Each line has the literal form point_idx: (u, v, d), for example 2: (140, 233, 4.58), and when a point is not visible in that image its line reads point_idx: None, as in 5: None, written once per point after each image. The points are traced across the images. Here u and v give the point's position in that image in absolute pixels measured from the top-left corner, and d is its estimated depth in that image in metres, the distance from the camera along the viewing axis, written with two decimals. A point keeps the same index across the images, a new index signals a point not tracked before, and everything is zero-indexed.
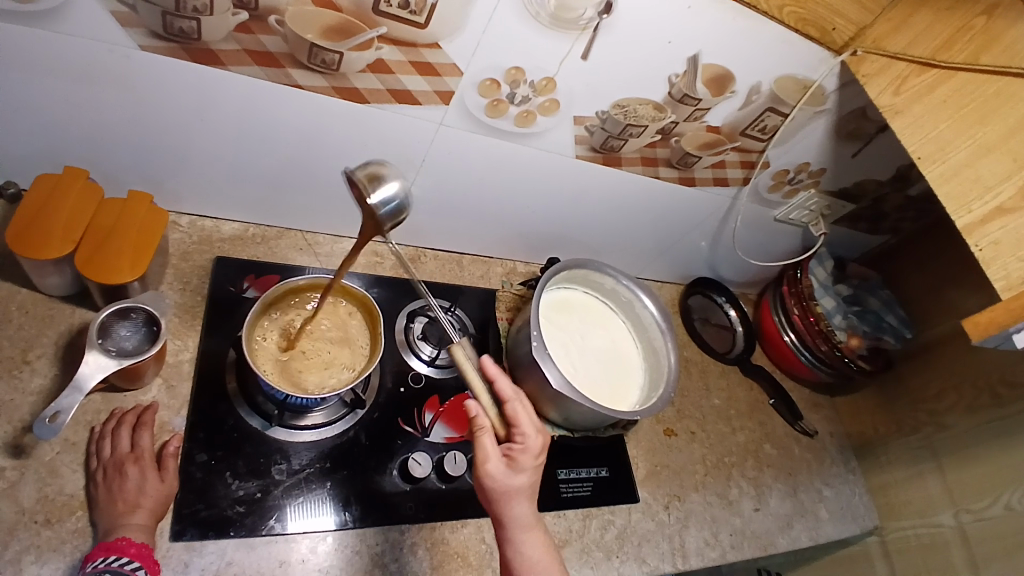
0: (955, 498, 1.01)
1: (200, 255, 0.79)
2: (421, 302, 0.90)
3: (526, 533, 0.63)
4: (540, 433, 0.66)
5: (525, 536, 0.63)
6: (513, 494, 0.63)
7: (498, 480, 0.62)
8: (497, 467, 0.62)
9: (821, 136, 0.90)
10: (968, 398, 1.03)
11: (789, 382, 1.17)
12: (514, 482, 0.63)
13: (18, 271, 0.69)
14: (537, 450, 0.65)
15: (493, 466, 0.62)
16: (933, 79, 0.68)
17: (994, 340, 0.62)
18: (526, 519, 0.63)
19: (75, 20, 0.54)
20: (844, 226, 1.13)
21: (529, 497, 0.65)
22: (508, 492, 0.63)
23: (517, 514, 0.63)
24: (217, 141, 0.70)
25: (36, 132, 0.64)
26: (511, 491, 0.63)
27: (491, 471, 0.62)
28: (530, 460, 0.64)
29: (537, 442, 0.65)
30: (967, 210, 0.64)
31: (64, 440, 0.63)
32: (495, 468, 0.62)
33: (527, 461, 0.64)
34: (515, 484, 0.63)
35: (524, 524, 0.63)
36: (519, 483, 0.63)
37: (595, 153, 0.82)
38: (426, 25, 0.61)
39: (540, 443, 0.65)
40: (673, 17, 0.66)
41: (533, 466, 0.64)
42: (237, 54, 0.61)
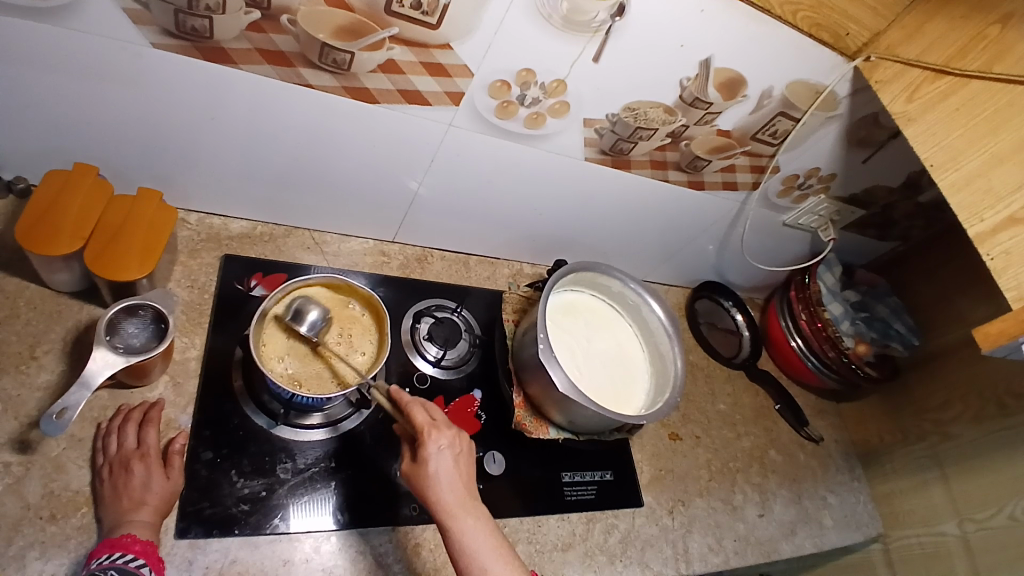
0: (960, 507, 1.01)
1: (207, 253, 0.79)
2: (427, 303, 0.90)
3: (455, 520, 0.61)
4: (444, 422, 0.66)
5: (453, 524, 0.61)
6: (430, 484, 0.62)
7: (411, 477, 0.63)
8: (406, 467, 0.64)
9: (832, 141, 0.89)
10: (975, 407, 1.02)
11: (795, 388, 1.16)
12: (425, 473, 0.63)
13: (26, 266, 0.69)
14: (442, 438, 0.65)
15: (407, 469, 0.64)
16: (947, 87, 0.67)
17: (1004, 351, 0.61)
18: (455, 506, 0.62)
19: (88, 17, 0.54)
20: (853, 232, 1.12)
21: (457, 485, 0.63)
22: (425, 485, 0.62)
23: (440, 503, 0.61)
24: (226, 139, 0.69)
25: (46, 128, 0.64)
26: (425, 482, 0.62)
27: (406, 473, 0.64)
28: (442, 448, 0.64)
29: (441, 431, 0.65)
30: (978, 219, 0.64)
31: (70, 436, 0.63)
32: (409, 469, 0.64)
33: (433, 449, 0.63)
34: (428, 474, 0.63)
35: (452, 507, 0.61)
36: (433, 472, 0.63)
37: (604, 156, 0.82)
38: (438, 26, 0.61)
39: (445, 431, 0.65)
40: (686, 21, 0.66)
41: (451, 452, 0.64)
42: (248, 52, 0.61)
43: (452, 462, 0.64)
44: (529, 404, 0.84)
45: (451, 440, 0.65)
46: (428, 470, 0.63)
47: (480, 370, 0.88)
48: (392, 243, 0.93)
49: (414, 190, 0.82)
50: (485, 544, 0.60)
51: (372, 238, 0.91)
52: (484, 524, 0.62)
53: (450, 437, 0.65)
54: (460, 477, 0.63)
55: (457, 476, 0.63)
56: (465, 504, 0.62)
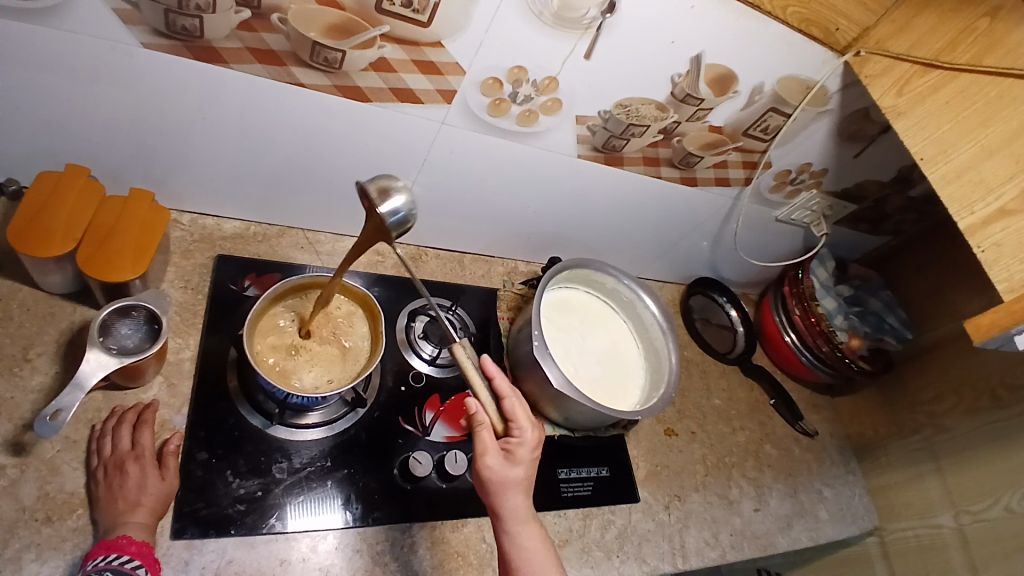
0: (955, 499, 1.01)
1: (201, 254, 0.79)
2: (421, 302, 0.89)
3: (523, 523, 0.63)
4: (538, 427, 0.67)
5: (520, 532, 0.63)
6: (503, 485, 0.63)
7: (496, 471, 0.63)
8: (494, 459, 0.63)
9: (824, 136, 0.90)
10: (969, 399, 1.03)
11: (790, 382, 1.17)
12: (511, 474, 0.63)
13: (18, 268, 0.69)
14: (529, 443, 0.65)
15: (491, 458, 0.63)
16: (936, 81, 0.68)
17: (996, 343, 0.61)
18: (526, 511, 0.64)
19: (77, 17, 0.54)
20: (845, 227, 1.13)
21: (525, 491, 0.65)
22: (506, 483, 0.63)
23: (514, 507, 0.63)
24: (219, 138, 0.69)
25: (37, 129, 0.63)
26: (501, 481, 0.63)
27: (489, 464, 0.63)
28: (524, 452, 0.65)
29: (534, 436, 0.66)
30: (969, 212, 0.64)
31: (65, 438, 0.63)
32: (494, 460, 0.63)
33: (525, 454, 0.65)
34: (515, 475, 0.64)
35: (518, 513, 0.63)
36: (518, 476, 0.64)
37: (597, 153, 0.82)
38: (429, 23, 0.61)
39: (537, 436, 0.66)
40: (677, 17, 0.66)
41: (530, 457, 0.65)
42: (239, 52, 0.61)
43: (528, 467, 0.65)
44: (524, 401, 0.84)
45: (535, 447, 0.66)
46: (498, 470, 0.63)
47: None
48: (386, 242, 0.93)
49: (408, 188, 0.82)
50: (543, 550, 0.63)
51: None
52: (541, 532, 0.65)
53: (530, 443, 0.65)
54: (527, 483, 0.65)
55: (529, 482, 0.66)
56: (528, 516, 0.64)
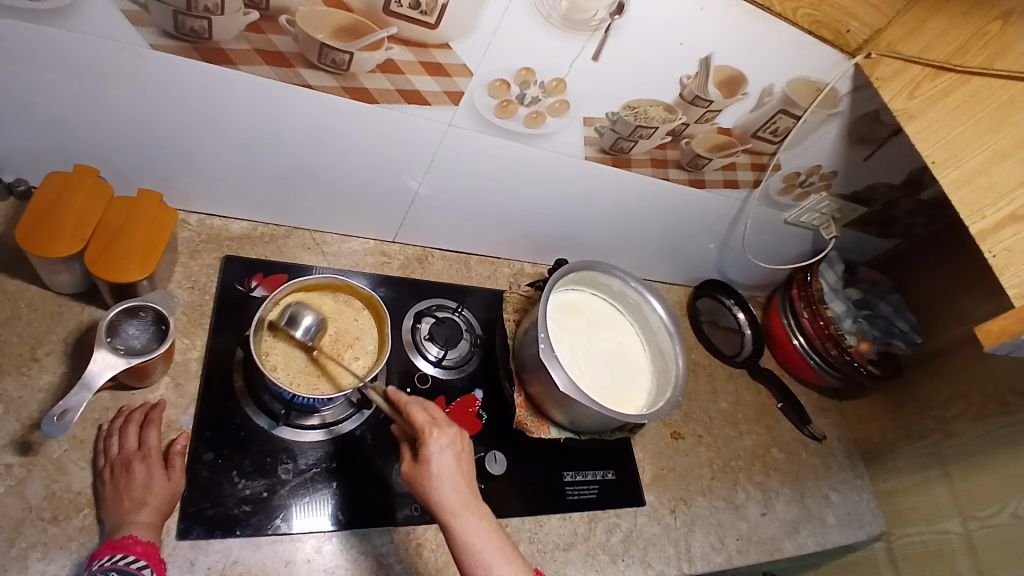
0: (963, 505, 1.00)
1: (208, 254, 0.79)
2: (428, 303, 0.89)
3: (458, 518, 0.61)
4: (445, 422, 0.65)
5: (460, 524, 0.60)
6: (427, 481, 0.62)
7: (413, 477, 0.63)
8: (407, 467, 0.64)
9: (834, 139, 0.89)
10: (978, 404, 1.02)
11: (797, 386, 1.16)
12: (426, 475, 0.62)
13: (27, 267, 0.69)
14: (439, 437, 0.63)
15: (406, 468, 0.64)
16: (948, 85, 0.67)
17: (1006, 349, 0.61)
18: (459, 506, 0.61)
19: (87, 19, 0.54)
20: (855, 230, 1.12)
21: (455, 486, 0.62)
22: (428, 485, 0.62)
23: (441, 504, 0.61)
24: (226, 139, 0.69)
25: (47, 130, 0.64)
26: (422, 482, 0.62)
27: (404, 473, 0.64)
28: (433, 449, 0.63)
29: (442, 432, 0.64)
30: (980, 217, 0.63)
31: (72, 437, 0.63)
32: (408, 469, 0.64)
33: (437, 448, 0.63)
34: (430, 473, 0.62)
35: (452, 507, 0.61)
36: (436, 474, 0.62)
37: (605, 155, 0.82)
38: (437, 25, 0.61)
39: (445, 432, 0.64)
40: (686, 19, 0.65)
41: (446, 452, 0.63)
42: (247, 53, 0.61)
43: (450, 462, 0.63)
44: (530, 404, 0.84)
45: (451, 440, 0.64)
46: (413, 475, 0.63)
47: (481, 370, 0.88)
48: (392, 243, 0.93)
49: (415, 189, 0.82)
50: (488, 542, 0.60)
51: (372, 239, 0.91)
52: (485, 522, 0.62)
53: (451, 437, 0.64)
54: (458, 476, 0.63)
55: (458, 475, 0.63)
56: (467, 507, 0.62)
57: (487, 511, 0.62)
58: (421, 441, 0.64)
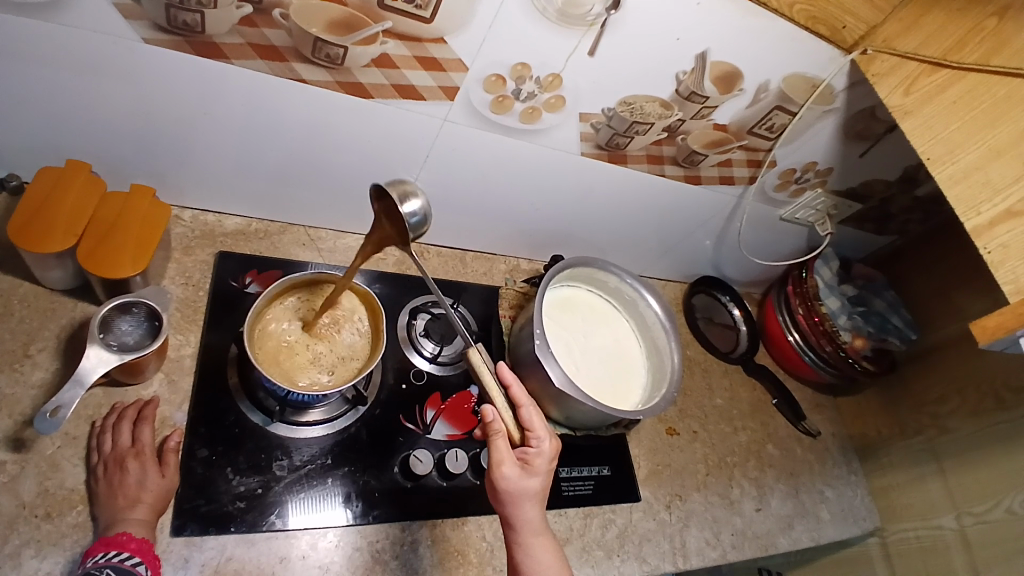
0: (957, 501, 1.01)
1: (202, 250, 0.79)
2: (424, 299, 0.89)
3: (533, 539, 0.63)
4: (554, 440, 0.66)
5: (536, 545, 0.63)
6: (517, 497, 0.63)
7: (507, 481, 0.63)
8: (512, 472, 0.63)
9: (829, 135, 0.89)
10: (972, 400, 1.03)
11: (792, 382, 1.16)
12: (525, 490, 0.63)
13: (19, 263, 0.69)
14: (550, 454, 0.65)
15: (506, 467, 0.63)
16: (942, 81, 0.67)
17: (1001, 345, 0.61)
18: (537, 531, 0.63)
19: (79, 12, 0.53)
20: (850, 226, 1.12)
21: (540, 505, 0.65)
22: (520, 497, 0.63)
23: (524, 521, 0.63)
24: (219, 134, 0.69)
25: (38, 124, 0.63)
26: (515, 495, 0.63)
27: (502, 472, 0.63)
28: (540, 466, 0.64)
29: (551, 450, 0.66)
30: (975, 213, 0.64)
31: (65, 434, 0.63)
32: (512, 472, 0.63)
33: (542, 464, 0.65)
34: (526, 489, 0.63)
35: (532, 527, 0.64)
36: (536, 492, 0.64)
37: (601, 151, 0.81)
38: (432, 19, 0.60)
39: (552, 452, 0.66)
40: (683, 15, 0.65)
41: (543, 472, 0.65)
42: (240, 47, 0.60)
43: (541, 483, 0.65)
44: None
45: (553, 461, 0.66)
46: (516, 482, 0.63)
47: None
48: None
49: None
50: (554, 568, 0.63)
51: None
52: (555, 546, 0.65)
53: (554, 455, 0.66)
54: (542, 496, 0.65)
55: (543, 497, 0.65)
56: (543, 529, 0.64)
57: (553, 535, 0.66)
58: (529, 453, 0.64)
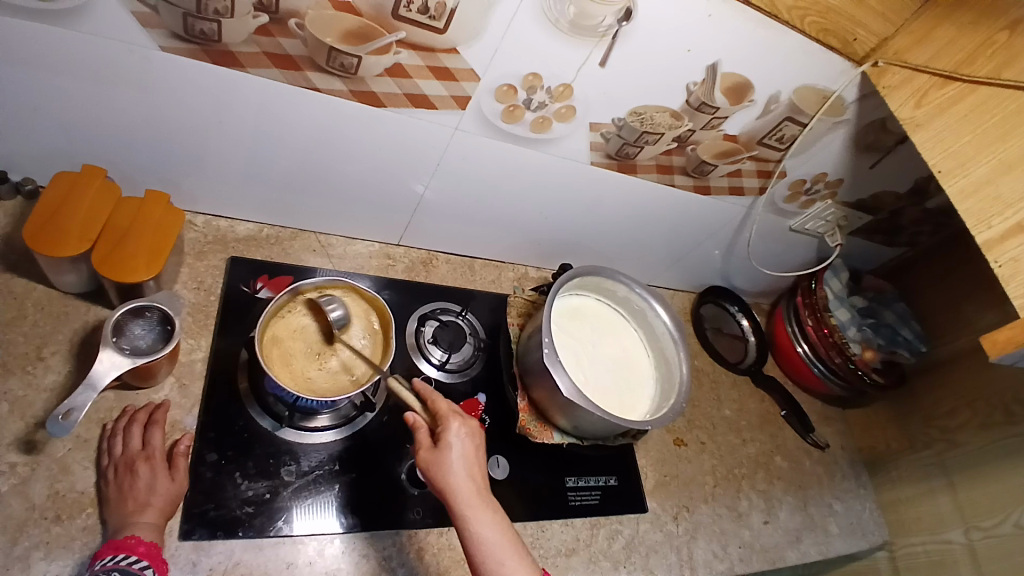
0: (967, 516, 1.00)
1: (214, 255, 0.80)
2: (432, 306, 0.90)
3: (470, 507, 0.60)
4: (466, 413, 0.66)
5: (476, 513, 0.60)
6: (446, 469, 0.61)
7: (428, 461, 0.62)
8: (424, 454, 0.62)
9: (840, 147, 0.89)
10: (983, 414, 1.02)
11: (802, 394, 1.15)
12: (440, 464, 0.61)
13: (33, 266, 0.70)
14: (462, 429, 0.64)
15: (425, 451, 0.62)
16: (955, 94, 0.67)
17: (1012, 359, 0.60)
18: (473, 497, 0.60)
19: (98, 20, 0.54)
20: (860, 238, 1.11)
21: (469, 475, 0.61)
22: (446, 471, 0.61)
23: (459, 492, 0.60)
24: (233, 141, 0.70)
25: (55, 130, 0.64)
26: (434, 472, 0.61)
27: (422, 455, 0.62)
28: (451, 439, 0.63)
29: (462, 422, 0.64)
30: (986, 226, 0.63)
31: (76, 437, 0.64)
32: (426, 454, 0.62)
33: (455, 436, 0.63)
34: (447, 459, 0.61)
35: (470, 495, 0.60)
36: (455, 459, 0.62)
37: (610, 160, 0.82)
38: (445, 30, 0.61)
39: (466, 422, 0.64)
40: (693, 26, 0.66)
41: (458, 442, 0.63)
42: (256, 56, 0.61)
43: (462, 452, 0.62)
44: (533, 408, 0.83)
45: (472, 432, 0.64)
46: (444, 455, 0.62)
47: (485, 373, 0.88)
48: (397, 246, 0.93)
49: (420, 193, 0.82)
50: (499, 536, 0.59)
51: (378, 242, 0.91)
52: (499, 514, 0.61)
53: (471, 428, 0.65)
54: (469, 467, 0.62)
55: (470, 467, 0.62)
56: (483, 498, 0.61)
57: (497, 509, 0.61)
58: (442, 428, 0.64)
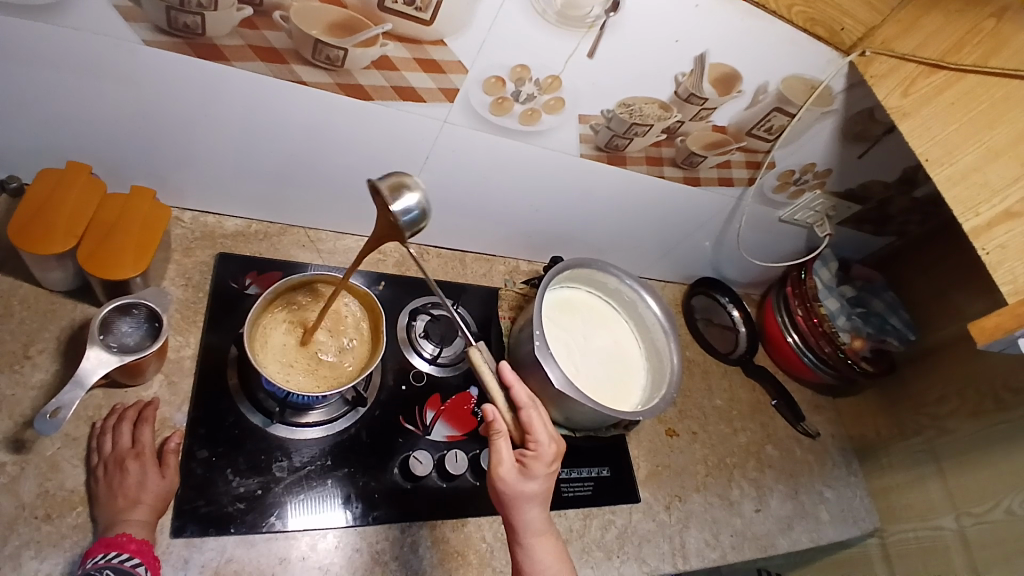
0: (957, 501, 1.01)
1: (202, 251, 0.79)
2: (424, 300, 0.89)
3: (531, 538, 0.64)
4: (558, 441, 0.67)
5: (538, 544, 0.64)
6: (520, 498, 0.64)
7: (507, 482, 0.64)
8: (504, 475, 0.64)
9: (828, 137, 0.89)
10: (972, 401, 1.03)
11: (792, 383, 1.16)
12: (527, 489, 0.64)
13: (19, 264, 0.69)
14: (550, 457, 0.66)
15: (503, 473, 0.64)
16: (942, 81, 0.67)
17: (1000, 346, 0.61)
18: (540, 529, 0.64)
19: (78, 13, 0.53)
20: (849, 228, 1.12)
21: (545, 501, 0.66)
22: (522, 498, 0.64)
23: (528, 520, 0.64)
24: (220, 135, 0.69)
25: (38, 126, 0.63)
26: (512, 495, 0.64)
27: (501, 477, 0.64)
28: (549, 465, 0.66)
29: (549, 450, 0.65)
30: (974, 213, 0.64)
31: (65, 435, 0.63)
32: (528, 471, 0.64)
33: (541, 467, 0.65)
34: (527, 488, 0.64)
35: (535, 525, 0.64)
36: (534, 489, 0.64)
37: (600, 153, 0.82)
38: (431, 22, 0.61)
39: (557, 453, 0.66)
40: (682, 17, 0.65)
41: (544, 474, 0.65)
42: (241, 49, 0.60)
43: (543, 483, 0.65)
44: None
45: (556, 462, 0.66)
46: (524, 484, 0.64)
47: None
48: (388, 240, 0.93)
49: None
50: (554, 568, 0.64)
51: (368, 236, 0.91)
52: (558, 549, 0.65)
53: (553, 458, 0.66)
54: (544, 496, 0.65)
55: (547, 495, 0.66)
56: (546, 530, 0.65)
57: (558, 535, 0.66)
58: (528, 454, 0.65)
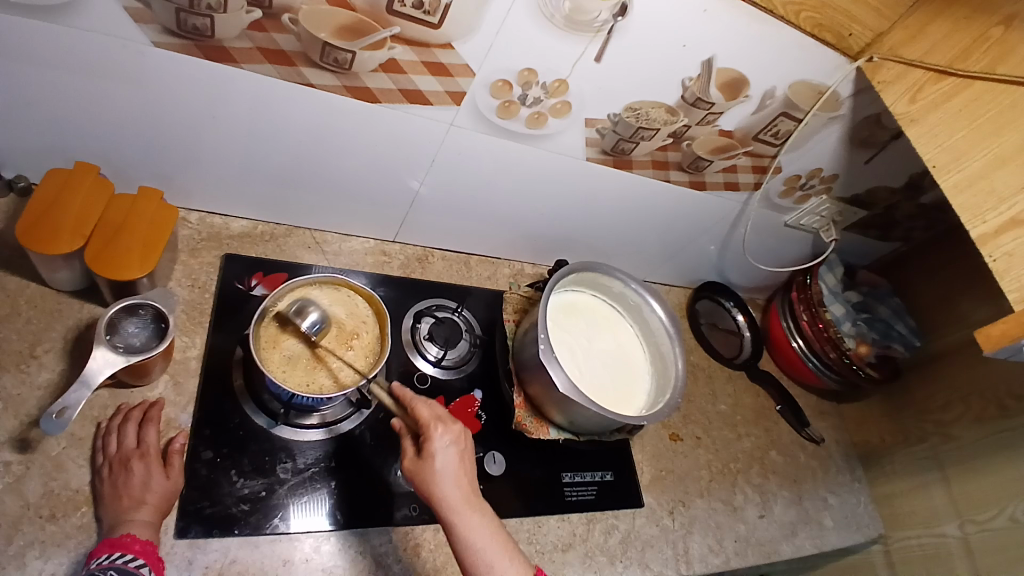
0: (961, 509, 1.00)
1: (208, 252, 0.79)
2: (428, 303, 0.89)
3: (459, 515, 0.60)
4: (450, 420, 0.65)
5: (465, 518, 0.60)
6: (436, 477, 0.61)
7: (414, 470, 0.63)
8: (410, 462, 0.63)
9: (834, 142, 0.89)
10: (976, 408, 1.02)
11: (796, 388, 1.16)
12: (431, 471, 0.62)
13: (26, 263, 0.69)
14: (448, 434, 0.64)
15: (409, 462, 0.63)
16: (949, 89, 0.67)
17: (1005, 354, 0.61)
18: (461, 504, 0.61)
19: (88, 15, 0.54)
20: (855, 233, 1.12)
21: (466, 479, 0.63)
22: (432, 479, 0.61)
23: (448, 499, 0.61)
24: (227, 137, 0.69)
25: (47, 126, 0.64)
26: (426, 477, 0.62)
27: (408, 467, 0.63)
28: (456, 442, 0.64)
29: (444, 428, 0.64)
30: (981, 221, 0.63)
31: (70, 435, 0.63)
32: (426, 452, 0.62)
33: (438, 444, 0.63)
34: (433, 470, 0.62)
35: (456, 502, 0.61)
36: (441, 469, 0.62)
37: (606, 156, 0.82)
38: (440, 25, 0.61)
39: (448, 430, 0.64)
40: (689, 22, 0.65)
41: (452, 447, 0.63)
42: (250, 51, 0.60)
43: (455, 455, 0.63)
44: (529, 404, 0.84)
45: (457, 436, 0.64)
46: (433, 462, 0.62)
47: (481, 370, 0.88)
48: (393, 242, 0.93)
49: (416, 189, 0.82)
50: (489, 541, 0.60)
51: (373, 238, 0.91)
52: (488, 520, 0.61)
53: (453, 434, 0.64)
54: (460, 472, 0.63)
55: (462, 472, 0.63)
56: (470, 504, 0.62)
57: (489, 514, 0.62)
58: (426, 436, 0.64)
